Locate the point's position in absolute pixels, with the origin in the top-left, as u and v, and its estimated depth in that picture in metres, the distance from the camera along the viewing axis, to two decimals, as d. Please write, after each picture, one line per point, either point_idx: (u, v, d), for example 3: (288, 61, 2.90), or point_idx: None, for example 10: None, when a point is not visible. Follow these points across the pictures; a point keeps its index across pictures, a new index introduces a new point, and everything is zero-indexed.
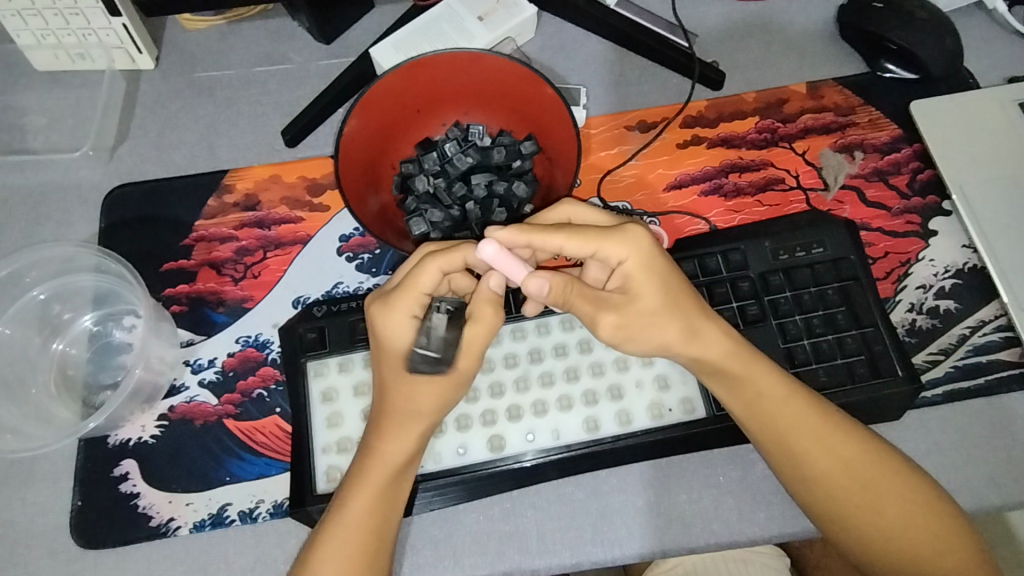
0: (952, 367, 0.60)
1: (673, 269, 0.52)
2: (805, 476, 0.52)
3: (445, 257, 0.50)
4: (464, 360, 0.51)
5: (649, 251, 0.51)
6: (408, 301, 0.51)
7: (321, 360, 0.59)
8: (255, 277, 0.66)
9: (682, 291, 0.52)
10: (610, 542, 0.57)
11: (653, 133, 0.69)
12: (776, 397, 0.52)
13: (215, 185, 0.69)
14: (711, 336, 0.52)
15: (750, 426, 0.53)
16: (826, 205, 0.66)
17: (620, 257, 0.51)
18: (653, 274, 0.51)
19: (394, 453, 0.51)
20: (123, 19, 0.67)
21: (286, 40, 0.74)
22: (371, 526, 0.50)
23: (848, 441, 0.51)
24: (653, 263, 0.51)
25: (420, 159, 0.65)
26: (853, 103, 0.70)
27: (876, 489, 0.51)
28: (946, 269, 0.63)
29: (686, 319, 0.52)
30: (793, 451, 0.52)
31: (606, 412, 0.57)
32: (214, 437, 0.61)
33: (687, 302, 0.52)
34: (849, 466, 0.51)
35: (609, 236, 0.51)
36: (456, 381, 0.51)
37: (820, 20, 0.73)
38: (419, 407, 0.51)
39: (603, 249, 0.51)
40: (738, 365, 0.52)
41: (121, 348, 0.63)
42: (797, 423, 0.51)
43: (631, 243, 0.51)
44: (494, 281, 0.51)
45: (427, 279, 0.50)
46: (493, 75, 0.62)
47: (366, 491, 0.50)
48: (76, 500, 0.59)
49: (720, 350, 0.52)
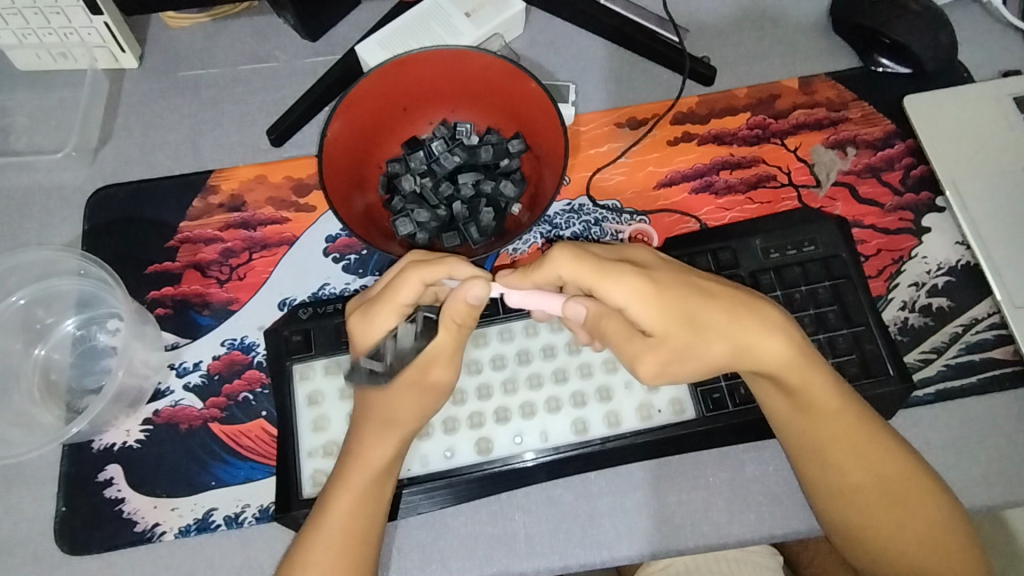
0: (944, 366, 0.60)
1: (688, 299, 0.50)
2: (831, 481, 0.51)
3: (425, 270, 0.50)
4: (438, 369, 0.52)
5: (649, 284, 0.50)
6: (383, 316, 0.52)
7: (306, 362, 0.59)
8: (240, 279, 0.65)
9: (709, 313, 0.50)
10: (600, 544, 0.57)
11: (643, 130, 0.69)
12: (827, 405, 0.50)
13: (200, 186, 0.68)
14: (766, 348, 0.50)
15: (790, 431, 0.52)
16: (818, 202, 0.65)
17: (621, 300, 0.50)
18: (665, 307, 0.50)
19: (376, 457, 0.51)
20: (104, 17, 0.66)
21: (272, 38, 0.73)
22: (354, 529, 0.50)
23: (890, 454, 0.50)
24: (659, 295, 0.50)
25: (406, 158, 0.64)
26: (845, 98, 0.69)
27: (902, 504, 0.50)
28: (939, 266, 0.63)
29: (726, 341, 0.50)
30: (827, 456, 0.51)
31: (594, 413, 0.57)
32: (200, 441, 0.60)
33: (722, 322, 0.50)
34: (880, 480, 0.50)
35: (606, 271, 0.50)
36: (431, 393, 0.52)
37: (813, 14, 0.72)
38: (395, 414, 0.51)
39: (602, 283, 0.50)
40: (796, 374, 0.50)
41: (106, 352, 0.63)
42: (844, 432, 0.50)
43: (633, 279, 0.50)
44: (474, 293, 0.49)
45: (407, 292, 0.51)
46: (479, 71, 0.61)
47: (350, 494, 0.50)
48: (60, 506, 0.59)
49: (777, 360, 0.50)
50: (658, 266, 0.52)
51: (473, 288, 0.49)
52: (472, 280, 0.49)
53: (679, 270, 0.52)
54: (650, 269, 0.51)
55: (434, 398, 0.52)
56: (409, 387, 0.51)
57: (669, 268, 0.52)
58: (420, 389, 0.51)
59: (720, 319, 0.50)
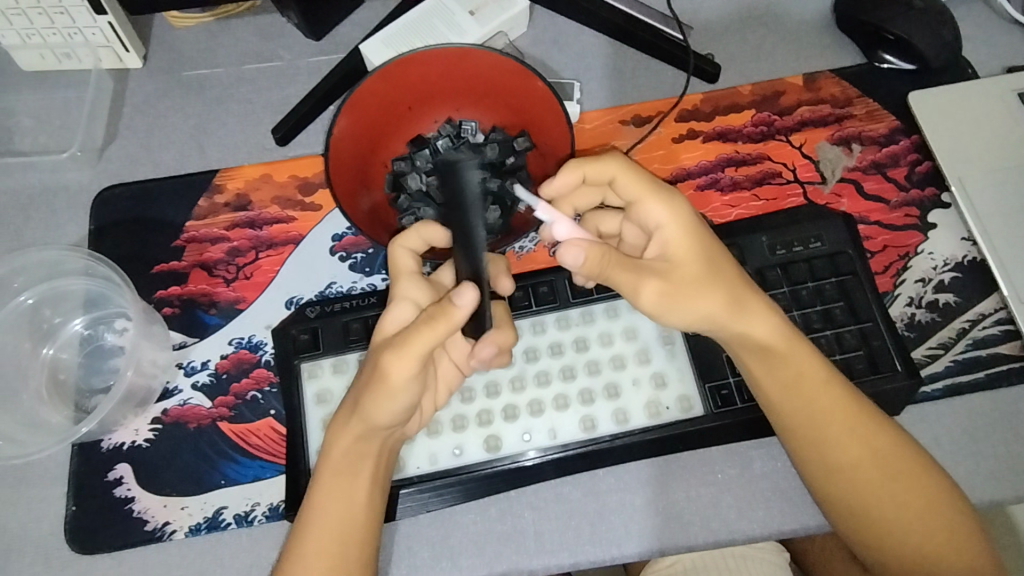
0: (951, 361, 0.60)
1: (717, 242, 0.52)
2: (823, 466, 0.51)
3: (403, 237, 0.53)
4: (396, 364, 0.47)
5: (689, 214, 0.52)
6: (404, 285, 0.53)
7: (314, 361, 0.59)
8: (247, 278, 0.65)
9: (723, 258, 0.52)
10: (609, 541, 0.57)
11: (648, 127, 0.69)
12: (815, 380, 0.51)
13: (206, 185, 0.68)
14: (763, 309, 0.52)
15: (780, 413, 0.52)
16: (823, 199, 0.66)
17: (659, 219, 0.51)
18: (693, 242, 0.51)
19: (336, 449, 0.50)
20: (109, 17, 0.66)
21: (276, 37, 0.73)
22: (334, 525, 0.49)
23: (879, 428, 0.51)
24: (691, 226, 0.51)
25: (412, 157, 0.62)
26: (850, 94, 0.69)
27: (898, 480, 0.50)
28: (945, 262, 0.63)
29: (725, 292, 0.51)
30: (822, 433, 0.51)
31: (602, 410, 0.57)
32: (209, 440, 0.60)
33: (729, 275, 0.52)
34: (874, 457, 0.51)
35: (655, 192, 0.51)
36: (388, 386, 0.47)
37: (817, 11, 0.72)
38: (357, 403, 0.49)
39: (648, 202, 0.51)
40: (785, 347, 0.52)
41: (113, 352, 0.63)
42: (833, 408, 0.51)
43: (677, 206, 0.51)
44: (460, 295, 0.45)
45: (417, 262, 0.53)
46: (484, 69, 0.61)
47: (325, 488, 0.50)
48: (70, 506, 0.59)
49: (763, 328, 0.52)
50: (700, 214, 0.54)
51: (460, 291, 0.45)
52: (463, 282, 0.45)
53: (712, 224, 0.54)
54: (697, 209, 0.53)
55: (388, 397, 0.47)
56: (372, 377, 0.48)
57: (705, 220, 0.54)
58: (377, 378, 0.48)
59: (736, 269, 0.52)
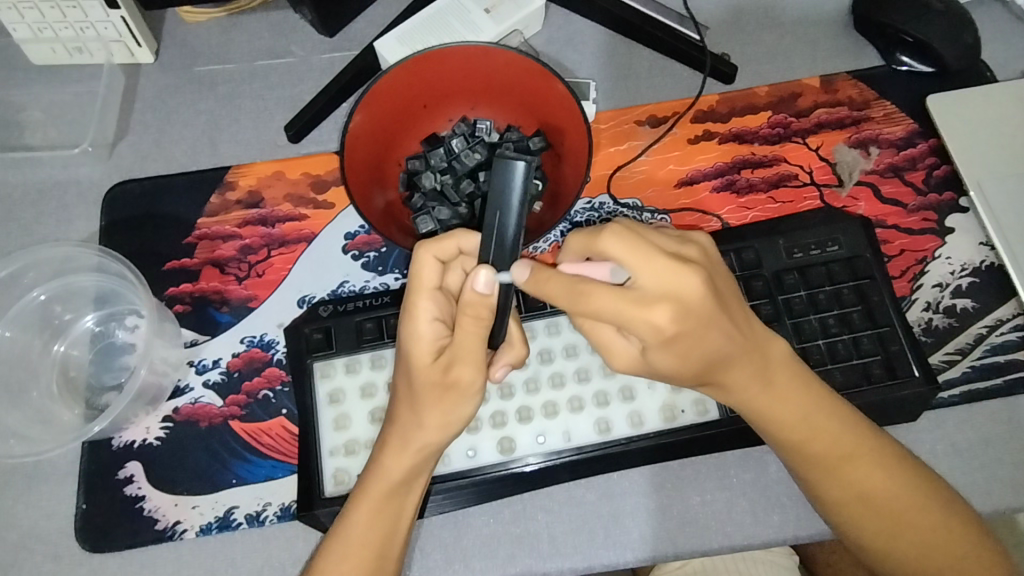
0: (969, 367, 0.59)
1: (704, 355, 0.45)
2: (819, 499, 0.50)
3: (434, 244, 0.48)
4: (466, 369, 0.47)
5: (671, 335, 0.43)
6: (424, 303, 0.48)
7: (327, 360, 0.58)
8: (259, 276, 0.65)
9: (712, 359, 0.46)
10: (621, 545, 0.57)
11: (664, 128, 0.68)
12: (789, 440, 0.50)
13: (218, 182, 0.67)
14: (751, 388, 0.49)
15: (772, 445, 0.52)
16: (840, 202, 0.65)
17: (643, 335, 0.44)
18: (678, 362, 0.46)
19: (394, 470, 0.49)
20: (122, 11, 0.66)
21: (289, 33, 0.73)
22: (371, 540, 0.49)
23: (872, 465, 0.49)
24: (672, 345, 0.44)
25: (427, 155, 0.63)
26: (867, 97, 0.68)
27: (892, 514, 0.49)
28: (963, 267, 0.62)
29: (700, 381, 0.49)
30: (810, 478, 0.50)
31: (617, 413, 0.56)
32: (220, 439, 0.60)
33: (711, 372, 0.47)
34: (863, 494, 0.49)
35: (633, 317, 0.43)
36: (462, 395, 0.47)
37: (834, 12, 0.72)
38: (422, 422, 0.48)
39: (626, 326, 0.44)
40: (755, 416, 0.50)
41: (124, 349, 0.62)
42: (819, 452, 0.49)
43: (658, 329, 0.43)
44: (478, 281, 0.44)
45: (429, 272, 0.48)
46: (501, 68, 0.60)
47: (367, 505, 0.49)
48: (80, 504, 0.58)
49: (740, 402, 0.50)
50: (697, 310, 0.43)
51: (475, 276, 0.44)
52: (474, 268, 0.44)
53: (712, 317, 0.44)
54: (686, 326, 0.43)
55: (462, 401, 0.48)
56: (436, 391, 0.47)
57: (702, 315, 0.44)
58: (447, 390, 0.47)
59: (731, 366, 0.47)
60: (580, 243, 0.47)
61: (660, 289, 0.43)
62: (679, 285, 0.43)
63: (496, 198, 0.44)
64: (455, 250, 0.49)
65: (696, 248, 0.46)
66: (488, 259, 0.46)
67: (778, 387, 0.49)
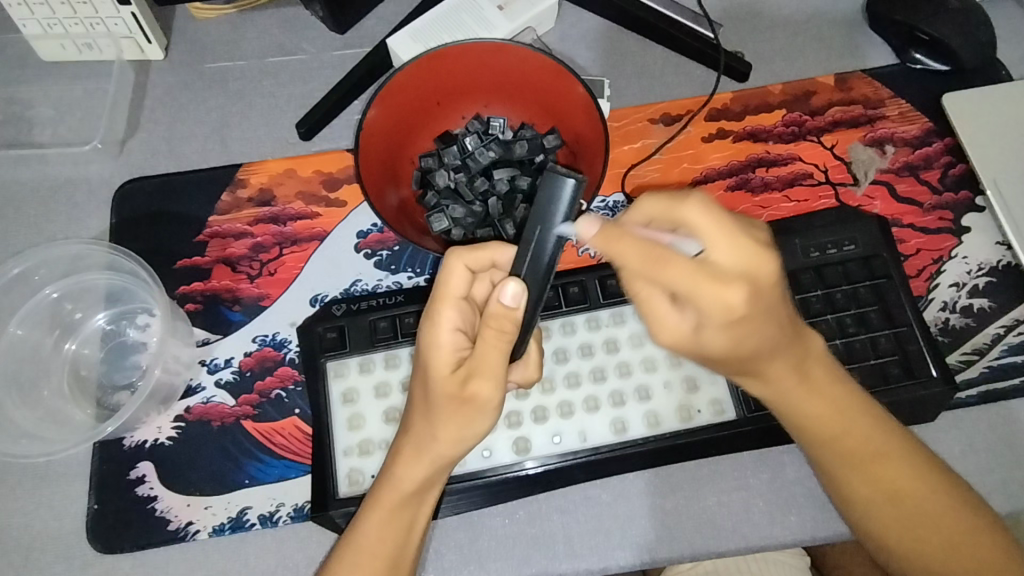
0: (986, 367, 0.59)
1: (760, 344, 0.42)
2: (844, 499, 0.50)
3: (465, 253, 0.47)
4: (484, 385, 0.45)
5: (738, 317, 0.39)
6: (447, 311, 0.47)
7: (340, 360, 0.58)
8: (271, 275, 0.64)
9: (768, 340, 0.42)
10: (637, 545, 0.56)
11: (678, 126, 0.68)
12: (825, 427, 0.49)
13: (229, 179, 0.67)
14: (789, 379, 0.47)
15: (796, 432, 0.50)
16: (855, 201, 0.65)
17: (703, 315, 0.40)
18: (735, 346, 0.41)
19: (407, 480, 0.48)
20: (132, 8, 0.66)
21: (300, 30, 0.72)
22: (387, 546, 0.48)
23: (900, 463, 0.48)
24: (735, 330, 0.40)
25: (440, 153, 0.63)
26: (882, 95, 0.68)
27: (919, 513, 0.48)
28: (979, 267, 0.62)
29: (748, 362, 0.44)
30: (835, 475, 0.50)
31: (633, 413, 0.56)
32: (232, 438, 0.59)
33: (763, 357, 0.43)
34: (890, 493, 0.48)
35: (705, 293, 0.38)
36: (477, 412, 0.46)
37: (848, 10, 0.72)
38: (436, 434, 0.47)
39: (691, 301, 0.39)
40: (793, 399, 0.48)
41: (136, 348, 0.62)
42: (850, 446, 0.49)
43: (729, 308, 0.39)
44: (505, 293, 0.43)
45: (457, 280, 0.47)
46: (517, 66, 0.60)
47: (379, 513, 0.48)
48: (92, 504, 0.58)
49: (785, 387, 0.48)
50: (769, 298, 0.40)
51: (503, 289, 0.43)
52: (504, 279, 0.43)
53: (777, 304, 0.40)
54: (758, 312, 0.39)
55: (478, 417, 0.46)
56: (453, 405, 0.46)
57: (773, 302, 0.40)
58: (462, 404, 0.46)
59: (777, 358, 0.45)
60: (654, 206, 0.42)
61: (742, 267, 0.39)
62: (760, 268, 0.39)
63: (540, 213, 0.44)
64: (487, 261, 0.49)
65: (767, 229, 0.41)
66: (521, 272, 0.45)
67: (814, 380, 0.48)
